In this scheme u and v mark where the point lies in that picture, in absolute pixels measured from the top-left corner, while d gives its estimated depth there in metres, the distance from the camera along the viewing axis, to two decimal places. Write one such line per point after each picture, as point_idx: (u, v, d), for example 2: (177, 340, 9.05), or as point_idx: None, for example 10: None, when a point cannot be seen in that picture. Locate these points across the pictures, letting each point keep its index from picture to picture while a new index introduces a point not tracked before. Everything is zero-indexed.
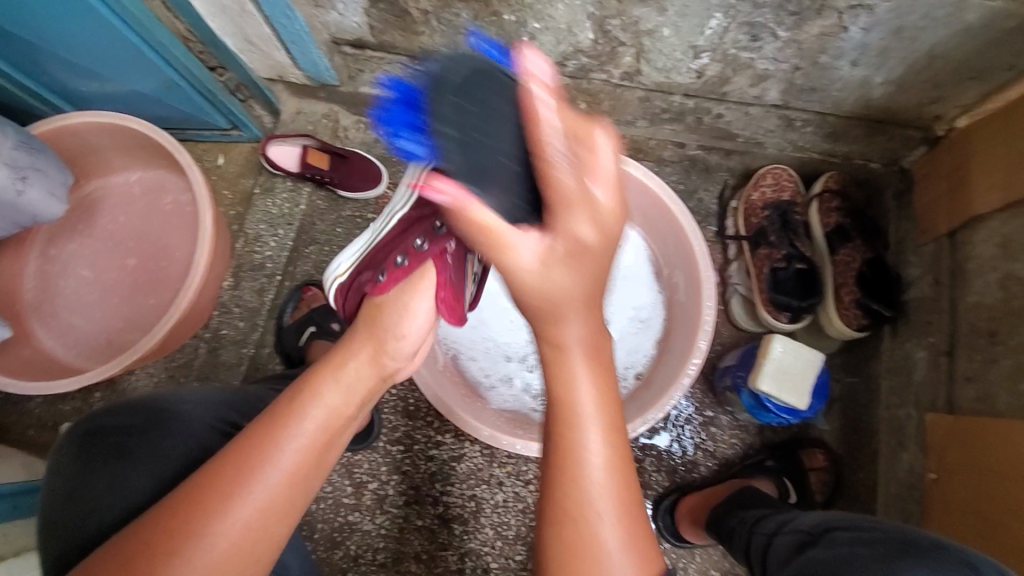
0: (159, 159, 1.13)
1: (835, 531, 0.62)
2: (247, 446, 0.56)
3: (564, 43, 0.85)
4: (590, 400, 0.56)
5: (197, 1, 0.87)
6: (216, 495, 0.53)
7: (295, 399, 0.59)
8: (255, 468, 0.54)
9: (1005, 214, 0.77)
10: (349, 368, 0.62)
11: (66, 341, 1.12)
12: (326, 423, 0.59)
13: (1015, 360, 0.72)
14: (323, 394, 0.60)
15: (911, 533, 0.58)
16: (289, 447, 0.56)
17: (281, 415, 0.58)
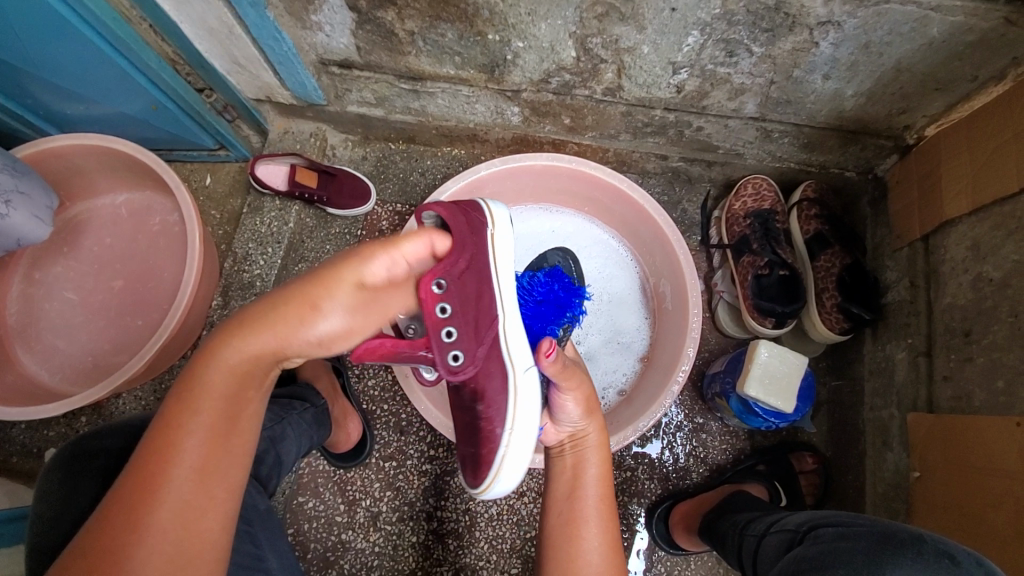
0: (146, 180, 1.13)
1: (820, 527, 0.63)
2: (144, 459, 0.53)
3: (547, 61, 0.87)
4: (596, 466, 0.73)
5: (185, 24, 0.88)
6: (123, 512, 0.51)
7: (178, 397, 0.55)
8: (155, 477, 0.52)
9: (973, 218, 0.80)
10: (228, 363, 0.56)
11: (51, 366, 1.11)
12: (221, 405, 0.55)
13: (989, 357, 0.75)
14: (206, 389, 0.55)
15: (893, 527, 0.59)
16: (187, 447, 0.53)
17: (170, 417, 0.54)
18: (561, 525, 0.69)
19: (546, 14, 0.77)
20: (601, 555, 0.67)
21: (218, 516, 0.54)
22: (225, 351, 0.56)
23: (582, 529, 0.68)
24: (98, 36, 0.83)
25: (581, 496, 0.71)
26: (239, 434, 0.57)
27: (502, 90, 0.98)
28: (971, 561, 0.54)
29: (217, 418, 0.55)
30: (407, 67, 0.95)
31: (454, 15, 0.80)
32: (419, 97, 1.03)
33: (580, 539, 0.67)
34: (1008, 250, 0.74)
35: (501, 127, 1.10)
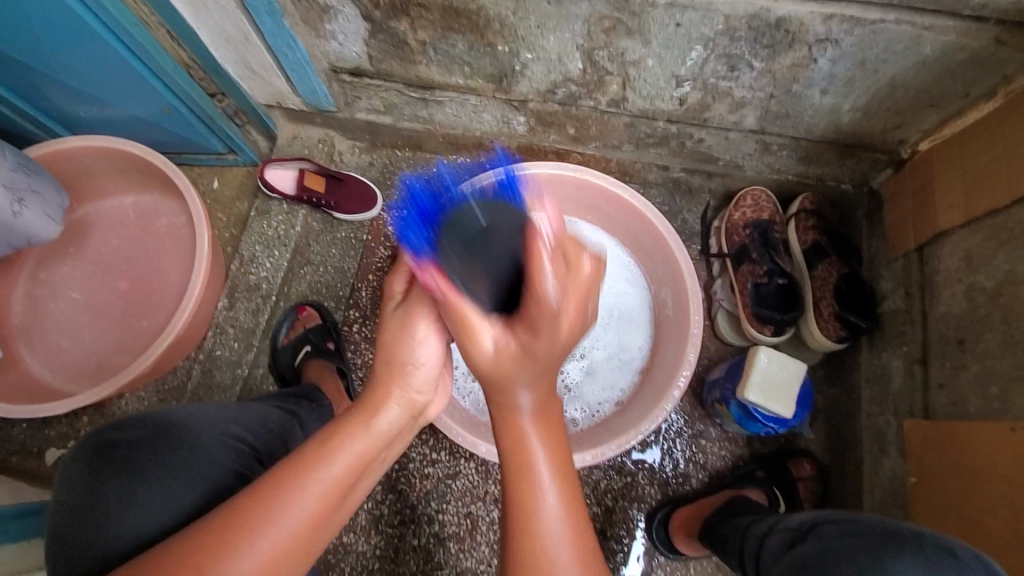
0: (155, 183, 1.15)
1: (823, 525, 0.65)
2: (272, 483, 0.54)
3: (554, 72, 0.90)
4: (553, 502, 0.59)
5: (203, 31, 0.90)
6: (237, 529, 0.51)
7: (331, 431, 0.57)
8: (275, 508, 0.52)
9: (966, 229, 0.83)
10: (385, 408, 0.61)
11: (55, 366, 1.11)
12: (362, 456, 0.57)
13: (982, 365, 0.77)
14: (360, 431, 0.58)
15: (892, 524, 0.61)
16: (322, 484, 0.54)
17: (319, 451, 0.56)
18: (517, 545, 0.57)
19: (555, 27, 0.80)
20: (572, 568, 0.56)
21: (298, 568, 0.54)
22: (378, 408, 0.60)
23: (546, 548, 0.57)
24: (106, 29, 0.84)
25: (541, 510, 0.58)
26: (359, 485, 0.58)
27: (510, 100, 1.00)
28: (973, 559, 0.56)
29: (351, 469, 0.56)
30: (417, 76, 0.98)
31: (466, 26, 0.83)
32: (427, 106, 1.06)
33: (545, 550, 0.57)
34: (1000, 260, 0.77)
35: (507, 136, 1.12)
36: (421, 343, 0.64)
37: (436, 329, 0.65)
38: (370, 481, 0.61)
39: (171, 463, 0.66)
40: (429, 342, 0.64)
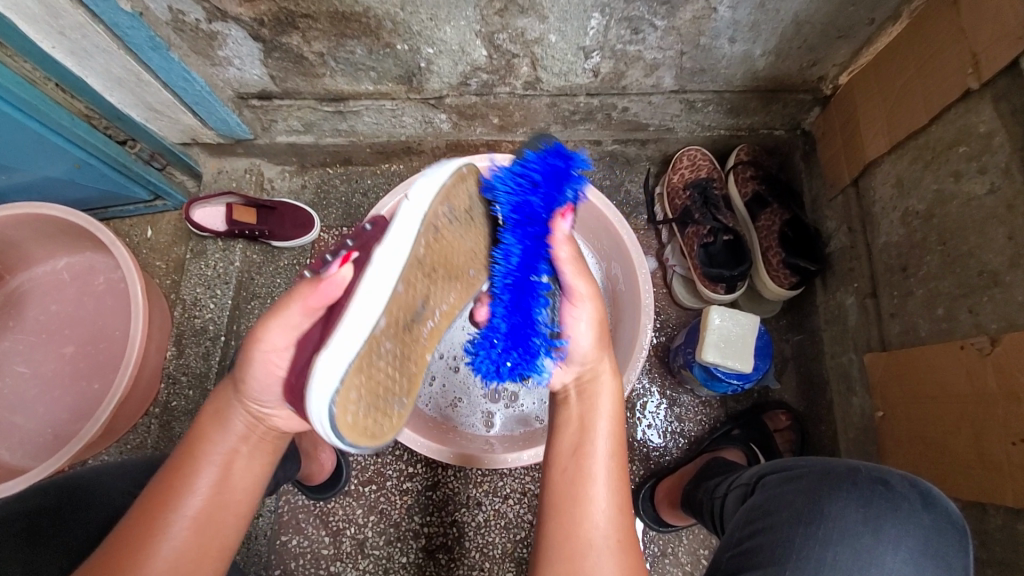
0: (84, 241, 1.11)
1: (766, 476, 0.68)
2: (151, 500, 0.56)
3: (460, 63, 0.88)
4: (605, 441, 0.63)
5: (92, 78, 0.86)
6: (124, 557, 0.52)
7: (187, 447, 0.60)
8: (160, 524, 0.54)
9: (893, 156, 0.82)
10: (233, 413, 0.61)
11: (11, 444, 1.06)
12: (227, 453, 0.60)
13: (926, 288, 0.76)
14: (210, 439, 0.60)
15: (826, 465, 0.65)
16: (188, 500, 0.56)
17: (179, 466, 0.58)
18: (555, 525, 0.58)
19: (448, 17, 0.78)
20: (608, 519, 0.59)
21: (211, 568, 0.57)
22: (225, 409, 0.61)
23: (589, 557, 0.56)
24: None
25: (587, 450, 0.62)
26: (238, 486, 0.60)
27: (425, 99, 0.98)
28: (905, 484, 0.61)
29: (218, 470, 0.59)
30: (326, 89, 0.95)
31: (359, 30, 0.80)
32: (345, 118, 1.03)
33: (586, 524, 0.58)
34: (928, 181, 0.76)
35: (434, 136, 1.10)
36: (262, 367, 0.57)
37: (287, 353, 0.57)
38: (260, 468, 0.63)
39: None
40: (263, 374, 0.58)
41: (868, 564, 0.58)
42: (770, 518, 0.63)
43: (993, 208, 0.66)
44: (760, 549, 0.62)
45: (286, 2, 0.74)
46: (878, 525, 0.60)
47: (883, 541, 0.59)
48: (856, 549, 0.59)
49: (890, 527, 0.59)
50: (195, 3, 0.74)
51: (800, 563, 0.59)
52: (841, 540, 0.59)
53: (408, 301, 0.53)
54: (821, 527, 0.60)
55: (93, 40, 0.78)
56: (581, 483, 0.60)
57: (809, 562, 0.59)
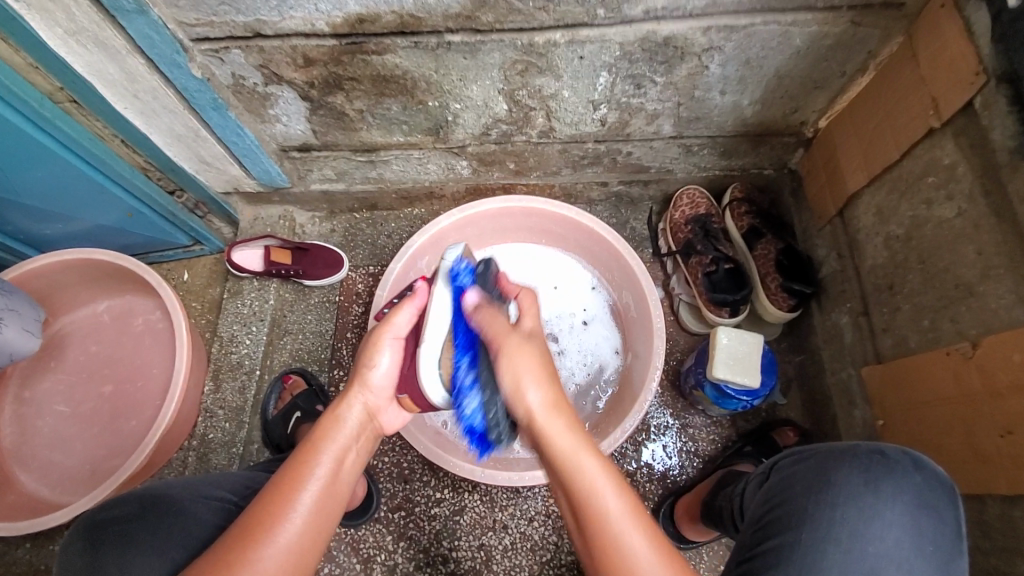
0: (127, 284, 1.19)
1: (779, 459, 0.74)
2: (269, 499, 0.61)
3: (484, 116, 0.99)
4: (619, 507, 0.58)
5: (155, 134, 0.96)
6: (262, 520, 0.60)
7: (309, 439, 0.67)
8: (292, 489, 0.62)
9: (872, 188, 0.93)
10: (348, 409, 0.70)
11: (51, 480, 1.10)
12: (352, 438, 0.69)
13: (912, 304, 0.84)
14: (331, 438, 0.67)
15: (827, 446, 0.71)
16: (314, 477, 0.63)
17: (302, 453, 0.65)
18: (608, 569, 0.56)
19: (475, 77, 0.89)
20: (602, 475, 0.59)
21: (320, 546, 0.63)
22: (341, 408, 0.70)
23: (624, 544, 0.56)
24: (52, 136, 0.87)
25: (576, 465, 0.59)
26: (347, 475, 0.67)
27: (450, 148, 1.09)
28: (898, 451, 0.68)
29: (334, 463, 0.66)
30: (361, 141, 1.06)
31: (396, 90, 0.92)
32: (375, 167, 1.14)
33: (605, 515, 0.57)
34: (904, 208, 0.86)
35: (454, 181, 1.20)
36: (381, 353, 0.73)
37: (393, 345, 0.75)
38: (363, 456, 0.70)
39: (180, 543, 0.67)
40: (387, 359, 0.74)
41: (872, 519, 0.64)
42: (785, 492, 0.69)
43: (961, 228, 0.76)
44: (777, 522, 0.68)
45: (336, 68, 0.86)
46: (878, 486, 0.66)
47: (883, 498, 0.65)
48: (861, 508, 0.65)
49: (888, 487, 0.66)
50: (256, 69, 0.86)
51: (814, 524, 0.65)
52: (846, 501, 0.66)
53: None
54: (829, 494, 0.66)
55: (162, 102, 0.88)
56: (591, 497, 0.58)
57: (822, 521, 0.65)
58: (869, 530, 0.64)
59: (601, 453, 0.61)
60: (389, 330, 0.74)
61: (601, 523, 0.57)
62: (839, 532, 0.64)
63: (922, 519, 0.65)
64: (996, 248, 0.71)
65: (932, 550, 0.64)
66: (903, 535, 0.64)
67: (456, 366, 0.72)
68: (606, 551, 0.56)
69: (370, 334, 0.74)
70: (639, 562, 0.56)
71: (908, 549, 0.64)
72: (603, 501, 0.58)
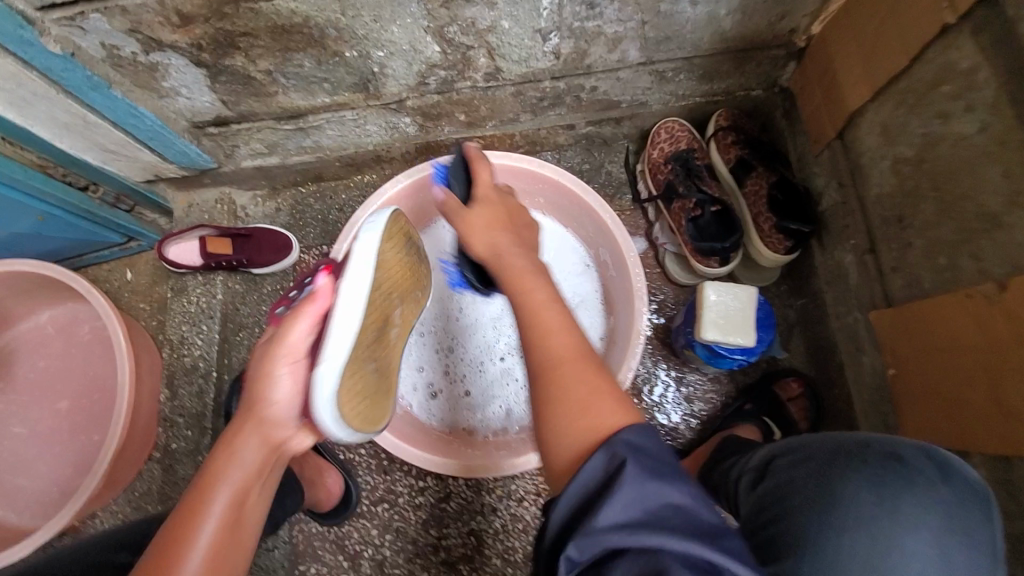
0: (62, 293, 1.09)
1: (776, 459, 0.67)
2: (155, 556, 0.58)
3: (415, 63, 0.84)
4: (568, 363, 0.62)
5: (38, 127, 0.82)
6: None
7: (199, 483, 0.62)
8: (181, 548, 0.58)
9: (876, 103, 0.78)
10: (242, 444, 0.63)
11: (16, 507, 1.05)
12: (249, 477, 0.63)
13: (925, 238, 0.73)
14: (225, 478, 0.62)
15: (828, 441, 0.66)
16: (200, 534, 0.59)
17: (192, 502, 0.60)
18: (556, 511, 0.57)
19: (392, 16, 0.74)
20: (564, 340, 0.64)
21: None
22: (238, 445, 0.62)
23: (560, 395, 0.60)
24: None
25: (548, 339, 0.64)
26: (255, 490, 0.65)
27: (386, 104, 0.94)
28: (919, 457, 0.62)
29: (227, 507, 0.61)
30: (281, 107, 0.92)
31: (302, 42, 0.77)
32: (308, 134, 1.00)
33: (562, 388, 0.60)
34: (915, 125, 0.72)
35: (401, 141, 1.06)
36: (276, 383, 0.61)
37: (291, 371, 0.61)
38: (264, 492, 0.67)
39: None
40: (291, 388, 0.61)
41: (890, 546, 0.58)
42: (784, 505, 0.63)
43: (984, 145, 0.63)
44: (776, 539, 0.62)
45: (221, 23, 0.71)
46: (896, 504, 0.60)
47: (901, 520, 0.59)
48: (874, 530, 0.59)
49: (908, 506, 0.59)
50: (128, 36, 0.71)
51: (819, 551, 0.59)
52: (857, 522, 0.60)
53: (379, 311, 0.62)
54: (835, 510, 0.61)
55: (30, 89, 0.74)
56: (545, 357, 0.63)
57: (827, 548, 0.59)
58: (885, 559, 0.58)
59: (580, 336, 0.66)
60: (282, 354, 0.59)
61: (550, 367, 0.62)
62: (848, 563, 0.58)
63: (950, 547, 0.58)
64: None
65: None
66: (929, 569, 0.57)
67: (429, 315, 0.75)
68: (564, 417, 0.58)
69: (268, 347, 0.61)
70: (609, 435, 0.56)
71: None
72: (557, 346, 0.64)
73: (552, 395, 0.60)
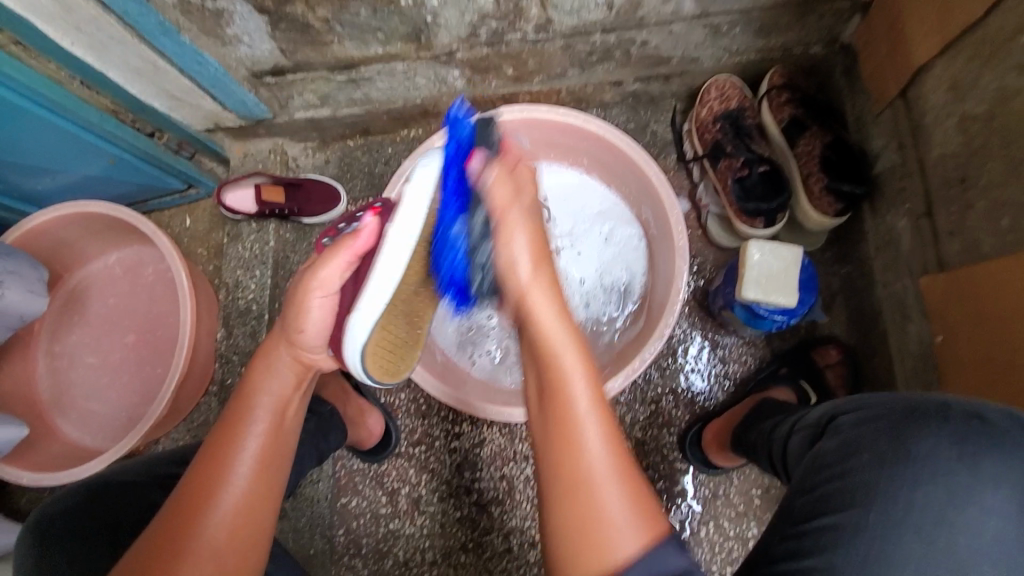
0: (130, 235, 1.16)
1: (839, 417, 0.65)
2: (208, 457, 0.60)
3: (468, 13, 0.85)
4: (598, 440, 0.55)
5: (113, 72, 0.87)
6: (198, 497, 0.57)
7: (240, 401, 0.64)
8: (226, 457, 0.60)
9: (946, 57, 0.75)
10: (279, 359, 0.66)
11: (90, 429, 1.15)
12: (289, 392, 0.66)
13: (988, 200, 0.70)
14: (264, 390, 0.64)
15: (882, 401, 0.64)
16: (244, 447, 0.61)
17: (236, 414, 0.63)
18: (560, 484, 0.54)
19: None
20: (587, 392, 0.57)
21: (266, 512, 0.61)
22: (272, 365, 0.65)
23: (596, 488, 0.53)
24: (8, 87, 0.79)
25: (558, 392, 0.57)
26: (289, 420, 0.66)
27: (436, 56, 0.95)
28: (1002, 417, 0.59)
29: (270, 420, 0.63)
30: (336, 57, 0.94)
31: None
32: (359, 86, 1.02)
33: (585, 457, 0.54)
34: (988, 80, 0.69)
35: (449, 95, 1.07)
36: (309, 311, 0.62)
37: (323, 301, 0.62)
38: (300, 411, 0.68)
39: None
40: (319, 320, 0.63)
41: (967, 503, 0.57)
42: (849, 462, 0.61)
43: None
44: (837, 493, 0.60)
45: None
46: (977, 463, 0.58)
47: (982, 477, 0.58)
48: (954, 488, 0.57)
49: (988, 466, 0.58)
50: None
51: (885, 505, 0.58)
52: (934, 479, 0.58)
53: (419, 268, 0.62)
54: (905, 466, 0.58)
55: (107, 33, 0.79)
56: (568, 425, 0.56)
57: (898, 502, 0.58)
58: (959, 517, 0.57)
59: (598, 386, 0.58)
60: (315, 287, 0.60)
61: (564, 395, 0.56)
62: (923, 519, 0.57)
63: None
64: None
65: None
66: (1003, 523, 0.57)
67: (443, 218, 0.62)
68: (588, 511, 0.53)
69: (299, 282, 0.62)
70: (614, 516, 0.52)
71: (1005, 542, 0.57)
72: (588, 455, 0.54)
73: (572, 498, 0.53)
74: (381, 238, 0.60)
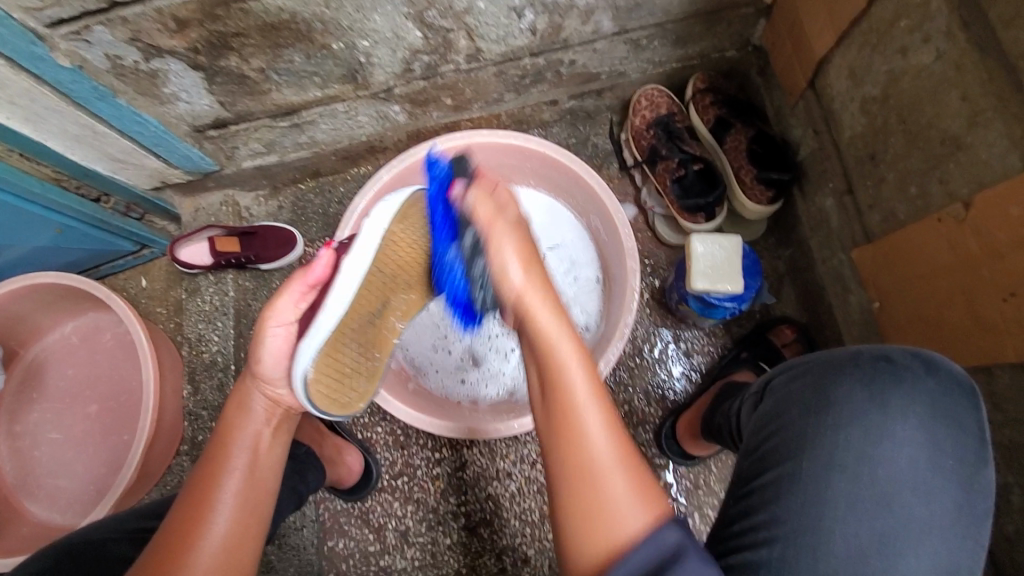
0: (84, 302, 1.14)
1: (774, 380, 0.71)
2: (188, 505, 0.59)
3: (399, 50, 0.88)
4: (583, 386, 0.58)
5: (50, 139, 0.87)
6: (178, 544, 0.56)
7: (220, 441, 0.64)
8: (207, 500, 0.59)
9: (842, 48, 0.82)
10: (252, 399, 0.66)
11: (58, 507, 1.11)
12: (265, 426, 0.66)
13: (897, 171, 0.76)
14: (240, 431, 0.64)
15: (823, 357, 0.68)
16: (224, 487, 0.60)
17: (214, 453, 0.63)
18: (566, 479, 0.55)
19: (374, 5, 0.78)
20: (569, 346, 0.60)
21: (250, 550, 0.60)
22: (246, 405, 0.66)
23: (594, 469, 0.55)
24: None
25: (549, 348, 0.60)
26: (264, 463, 0.64)
27: (375, 94, 0.98)
28: (906, 357, 0.66)
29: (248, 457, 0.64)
30: (276, 104, 0.96)
31: (291, 38, 0.81)
32: (303, 130, 1.04)
33: (588, 449, 0.56)
34: (878, 64, 0.76)
35: (392, 130, 1.10)
36: (266, 343, 0.64)
37: (282, 331, 0.65)
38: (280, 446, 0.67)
39: None
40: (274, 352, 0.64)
41: (882, 437, 0.62)
42: (782, 417, 0.67)
43: (942, 73, 0.67)
44: (775, 450, 0.65)
45: (214, 25, 0.75)
46: (886, 402, 0.63)
47: (891, 412, 0.63)
48: (867, 426, 0.63)
49: (896, 400, 0.63)
50: (129, 45, 0.75)
51: (815, 451, 0.63)
52: (851, 421, 0.63)
53: (373, 298, 0.66)
54: (830, 414, 0.64)
55: (42, 103, 0.79)
56: (563, 389, 0.58)
57: (824, 446, 0.63)
58: (877, 452, 0.62)
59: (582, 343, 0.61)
60: (270, 319, 0.64)
61: (569, 399, 0.58)
62: (844, 459, 0.62)
63: (938, 434, 0.63)
64: (982, 89, 0.62)
65: (952, 466, 0.62)
66: (920, 454, 0.62)
67: (437, 248, 0.72)
68: (583, 491, 0.54)
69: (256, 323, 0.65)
70: (619, 502, 0.53)
71: (925, 472, 0.62)
72: (591, 445, 0.56)
73: (578, 483, 0.54)
74: (336, 270, 0.65)
